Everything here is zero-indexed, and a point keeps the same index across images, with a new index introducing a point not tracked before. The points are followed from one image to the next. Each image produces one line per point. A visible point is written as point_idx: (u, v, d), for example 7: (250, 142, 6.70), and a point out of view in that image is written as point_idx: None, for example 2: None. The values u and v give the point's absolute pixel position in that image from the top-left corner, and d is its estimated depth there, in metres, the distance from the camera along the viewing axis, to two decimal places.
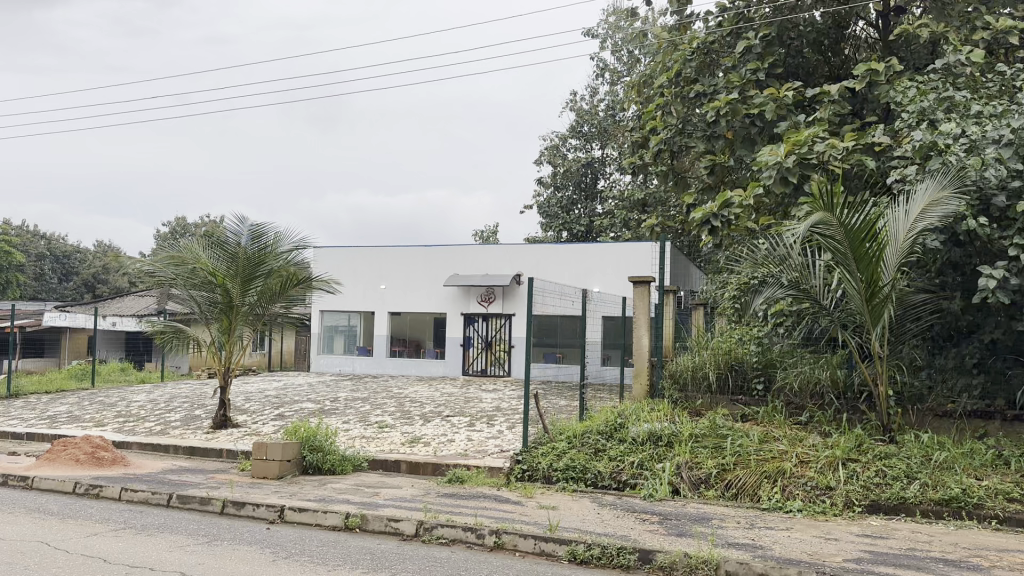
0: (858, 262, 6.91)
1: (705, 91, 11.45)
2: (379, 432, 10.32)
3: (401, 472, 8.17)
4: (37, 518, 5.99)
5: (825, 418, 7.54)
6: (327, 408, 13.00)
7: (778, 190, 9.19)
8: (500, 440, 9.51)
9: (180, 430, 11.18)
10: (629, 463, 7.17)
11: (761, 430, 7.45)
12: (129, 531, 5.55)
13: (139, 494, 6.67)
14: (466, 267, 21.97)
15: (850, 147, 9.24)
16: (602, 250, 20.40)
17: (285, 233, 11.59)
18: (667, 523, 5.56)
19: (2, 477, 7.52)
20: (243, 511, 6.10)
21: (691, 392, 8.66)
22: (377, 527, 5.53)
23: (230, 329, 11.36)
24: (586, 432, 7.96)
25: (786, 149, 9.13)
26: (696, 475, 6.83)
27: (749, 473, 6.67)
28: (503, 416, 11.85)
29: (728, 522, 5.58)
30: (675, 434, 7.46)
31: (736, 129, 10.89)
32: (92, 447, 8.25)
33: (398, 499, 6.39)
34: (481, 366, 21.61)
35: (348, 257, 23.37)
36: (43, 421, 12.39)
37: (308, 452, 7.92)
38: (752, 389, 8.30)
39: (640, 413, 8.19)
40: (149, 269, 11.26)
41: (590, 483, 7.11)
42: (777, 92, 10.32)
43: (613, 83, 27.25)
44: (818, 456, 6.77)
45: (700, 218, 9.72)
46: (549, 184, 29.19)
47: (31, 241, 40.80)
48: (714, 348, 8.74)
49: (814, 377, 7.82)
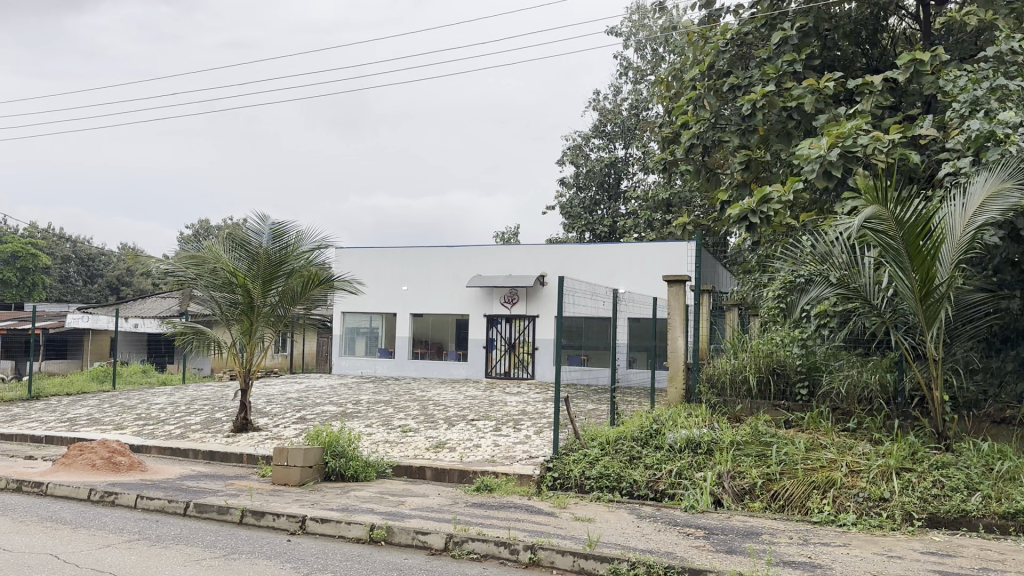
0: (913, 260, 6.50)
1: (740, 83, 11.08)
2: (402, 436, 10.02)
3: (426, 478, 7.85)
4: (48, 528, 5.73)
5: (875, 425, 7.13)
6: (350, 411, 12.71)
7: (821, 185, 8.82)
8: (529, 446, 9.15)
9: (201, 434, 10.95)
10: (666, 472, 6.79)
11: (806, 437, 7.06)
12: (143, 543, 5.27)
13: (155, 502, 6.39)
14: (488, 267, 21.67)
15: (896, 140, 8.78)
16: (627, 249, 20.00)
17: (307, 233, 11.31)
18: (713, 538, 5.19)
19: (17, 483, 7.29)
20: (262, 522, 5.80)
21: (729, 396, 8.32)
22: (403, 540, 5.21)
23: (251, 330, 11.10)
24: (620, 438, 7.60)
25: (828, 142, 8.74)
26: (740, 485, 6.46)
27: (796, 483, 6.29)
28: (530, 420, 11.51)
29: (781, 538, 5.20)
30: (715, 441, 7.09)
31: (772, 123, 10.50)
32: (108, 452, 8.00)
33: (425, 509, 6.07)
34: (504, 369, 21.34)
35: (370, 258, 23.15)
36: (63, 424, 12.21)
37: (331, 458, 7.62)
38: (795, 393, 7.91)
39: (677, 418, 7.82)
40: (169, 270, 11.04)
41: (625, 493, 6.74)
42: (816, 83, 9.95)
43: (637, 81, 26.87)
44: (871, 465, 6.37)
45: (738, 214, 9.30)
46: (571, 184, 28.79)
47: (56, 244, 41.06)
48: (755, 350, 8.37)
49: (862, 381, 7.41)
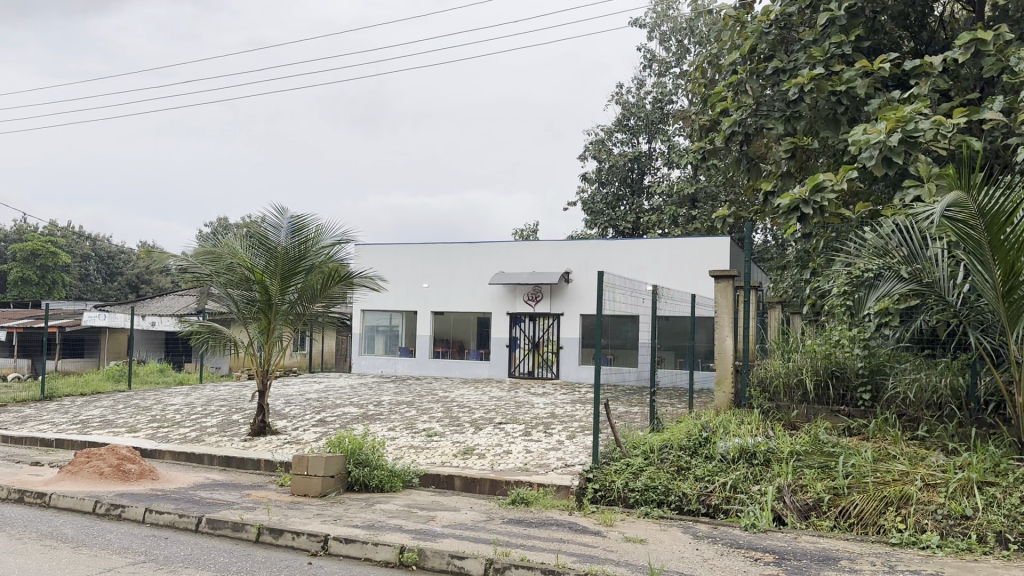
0: (996, 252, 5.84)
1: (784, 67, 10.45)
2: (428, 441, 9.51)
3: (455, 489, 7.31)
4: (47, 547, 5.23)
5: (947, 433, 6.52)
6: (373, 414, 12.21)
7: (879, 172, 8.18)
8: (563, 453, 8.56)
9: (216, 437, 10.45)
10: (720, 485, 6.19)
11: (873, 446, 6.48)
12: (150, 566, 4.75)
13: (165, 517, 5.88)
14: (511, 265, 21.10)
15: (960, 125, 8.12)
16: (656, 244, 19.37)
17: (326, 227, 10.81)
18: (787, 565, 4.63)
19: (19, 493, 6.81)
20: (280, 541, 5.27)
21: (784, 401, 7.72)
22: (438, 564, 4.67)
23: (269, 329, 10.63)
24: (666, 446, 7.01)
25: (888, 126, 8.10)
26: (803, 500, 5.87)
27: (867, 499, 5.69)
28: (560, 423, 10.94)
29: (863, 565, 4.64)
30: (772, 451, 6.50)
31: (821, 108, 9.88)
32: (117, 459, 7.50)
33: (459, 526, 5.53)
34: (527, 368, 20.78)
35: (390, 255, 22.69)
36: (75, 426, 11.78)
37: (354, 467, 7.10)
38: (857, 399, 7.30)
39: (729, 426, 7.22)
40: (183, 266, 10.58)
41: (675, 507, 6.17)
42: (869, 65, 9.30)
43: (660, 74, 26.26)
44: (949, 478, 5.74)
45: (788, 204, 8.66)
46: (593, 180, 27.95)
47: (77, 242, 40.73)
48: (810, 352, 7.77)
49: (931, 385, 6.81)
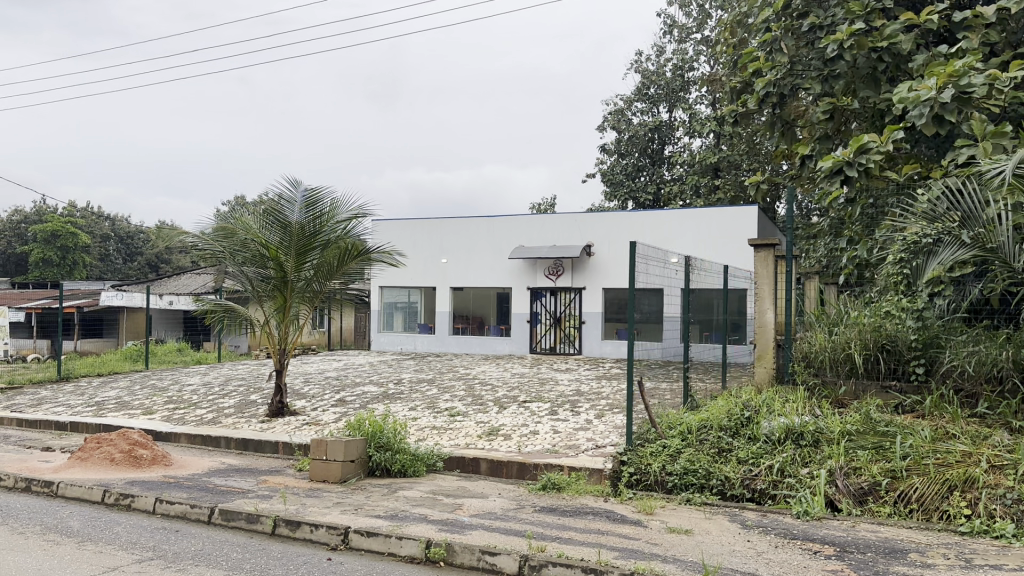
0: None
1: (821, 23, 9.83)
2: (451, 421, 9.14)
3: (481, 472, 6.95)
4: (49, 543, 4.88)
5: (1011, 410, 6.04)
6: (392, 392, 11.87)
7: (930, 132, 7.62)
8: (592, 433, 8.16)
9: (234, 418, 10.16)
10: (767, 469, 5.78)
11: (928, 425, 6.04)
12: (157, 564, 4.40)
13: (175, 508, 5.54)
14: (532, 238, 20.66)
15: (1016, 79, 7.57)
16: (681, 215, 18.81)
17: (342, 200, 10.39)
18: (850, 558, 4.21)
19: (25, 482, 6.51)
20: (298, 534, 4.92)
21: (830, 377, 7.36)
22: (467, 561, 4.30)
23: (285, 307, 10.27)
24: (706, 427, 6.59)
25: (939, 82, 7.55)
26: (857, 484, 5.45)
27: (927, 481, 5.25)
28: (588, 401, 10.54)
29: (935, 559, 4.21)
30: (821, 432, 6.07)
31: (859, 67, 9.29)
32: (129, 445, 7.19)
33: (487, 516, 5.16)
34: (549, 344, 20.43)
35: (407, 230, 22.31)
36: (90, 408, 11.52)
37: (375, 451, 6.74)
38: (909, 374, 6.89)
39: (772, 404, 6.78)
40: (196, 243, 10.24)
41: (717, 493, 5.78)
42: (914, 18, 8.76)
43: (681, 40, 25.51)
44: (1017, 460, 5.25)
45: (831, 167, 8.10)
46: (612, 151, 27.37)
47: (97, 222, 40.60)
48: (857, 324, 7.36)
49: (990, 357, 6.34)
